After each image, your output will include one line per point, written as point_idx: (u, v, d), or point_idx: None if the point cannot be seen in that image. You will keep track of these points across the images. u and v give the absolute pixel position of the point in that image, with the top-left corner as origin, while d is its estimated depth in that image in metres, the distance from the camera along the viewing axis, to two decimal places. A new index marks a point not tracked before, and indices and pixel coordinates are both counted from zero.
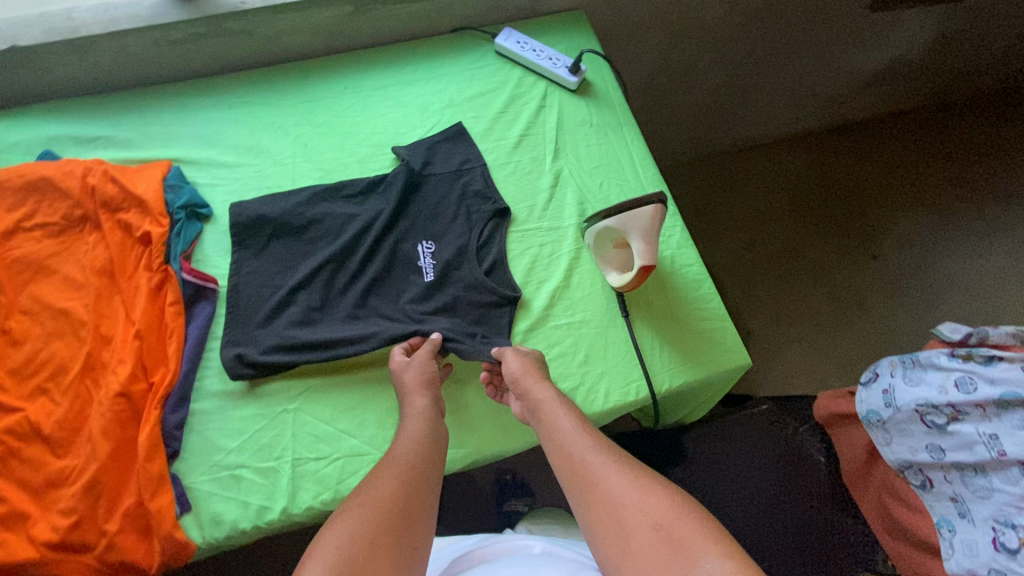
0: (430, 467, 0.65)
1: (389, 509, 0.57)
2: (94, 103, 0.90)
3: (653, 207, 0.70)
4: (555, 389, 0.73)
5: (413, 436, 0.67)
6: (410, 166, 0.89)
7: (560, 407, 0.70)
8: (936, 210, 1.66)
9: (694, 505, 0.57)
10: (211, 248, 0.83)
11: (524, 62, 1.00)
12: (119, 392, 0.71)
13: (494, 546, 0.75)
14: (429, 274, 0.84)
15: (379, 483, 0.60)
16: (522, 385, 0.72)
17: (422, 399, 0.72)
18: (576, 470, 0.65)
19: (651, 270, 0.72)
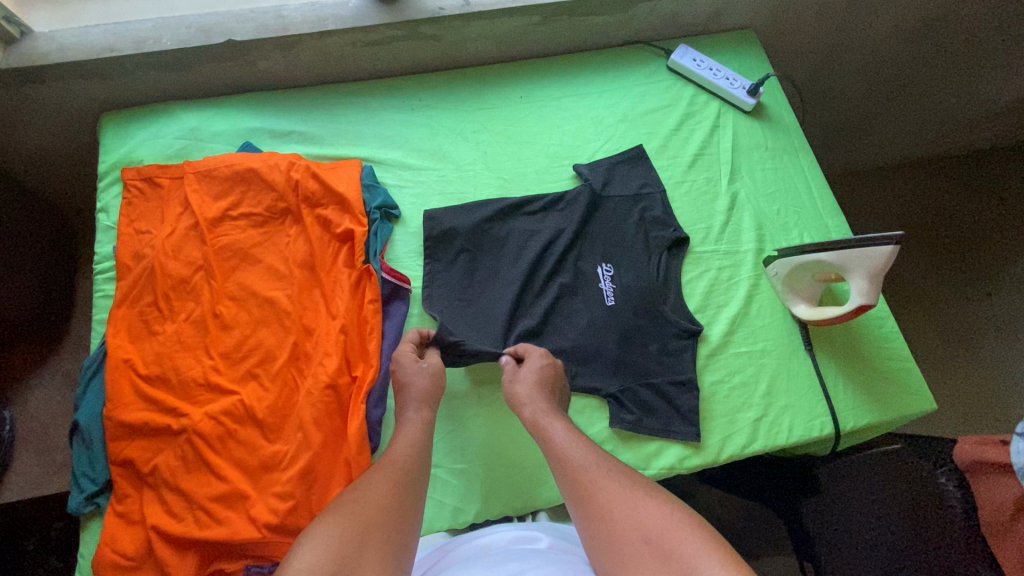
0: (418, 477, 0.62)
1: (371, 511, 0.54)
2: (288, 99, 0.94)
3: (891, 250, 0.68)
4: (551, 398, 0.72)
5: (407, 445, 0.65)
6: (592, 186, 0.90)
7: (554, 419, 0.69)
8: None
9: (693, 514, 0.54)
10: (402, 249, 0.85)
11: (698, 80, 0.99)
12: (328, 384, 0.74)
13: (500, 534, 0.66)
14: (610, 299, 0.84)
15: (366, 484, 0.58)
16: (516, 398, 0.71)
17: (423, 412, 0.70)
18: (573, 483, 0.62)
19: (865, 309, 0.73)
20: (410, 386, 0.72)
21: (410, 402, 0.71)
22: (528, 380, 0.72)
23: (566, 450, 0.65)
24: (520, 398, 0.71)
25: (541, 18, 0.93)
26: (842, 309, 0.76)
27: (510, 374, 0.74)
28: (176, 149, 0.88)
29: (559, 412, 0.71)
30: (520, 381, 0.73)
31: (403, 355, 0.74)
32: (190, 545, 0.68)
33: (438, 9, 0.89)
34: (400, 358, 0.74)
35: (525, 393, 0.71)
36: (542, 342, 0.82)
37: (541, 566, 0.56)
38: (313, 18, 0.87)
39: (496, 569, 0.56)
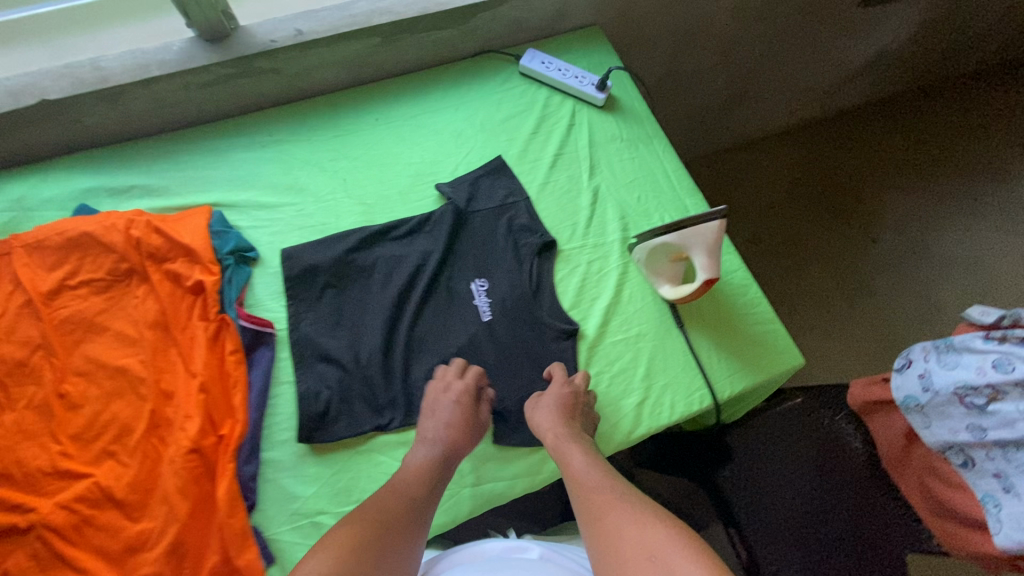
0: (429, 500, 0.67)
1: (381, 536, 0.60)
2: (125, 152, 0.89)
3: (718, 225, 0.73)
4: (571, 421, 0.73)
5: (420, 467, 0.69)
6: (456, 205, 0.89)
7: (571, 445, 0.70)
8: (929, 197, 1.76)
9: (692, 540, 0.54)
10: (263, 292, 0.82)
11: (550, 82, 1.01)
12: (191, 449, 0.70)
13: (491, 546, 0.70)
14: (487, 314, 0.84)
15: (385, 504, 0.63)
16: (537, 422, 0.73)
17: (424, 449, 0.70)
18: (586, 505, 0.63)
19: (713, 282, 0.76)
20: (444, 427, 0.72)
21: (422, 435, 0.72)
22: (559, 405, 0.73)
23: (583, 474, 0.66)
24: (542, 422, 0.73)
25: (381, 39, 0.92)
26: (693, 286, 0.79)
27: (534, 404, 0.76)
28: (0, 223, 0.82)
29: (578, 438, 0.72)
30: (541, 406, 0.75)
31: (441, 377, 0.77)
32: None
33: (270, 42, 0.86)
34: (433, 386, 0.76)
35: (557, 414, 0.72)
36: (422, 366, 0.80)
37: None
38: (133, 65, 0.83)
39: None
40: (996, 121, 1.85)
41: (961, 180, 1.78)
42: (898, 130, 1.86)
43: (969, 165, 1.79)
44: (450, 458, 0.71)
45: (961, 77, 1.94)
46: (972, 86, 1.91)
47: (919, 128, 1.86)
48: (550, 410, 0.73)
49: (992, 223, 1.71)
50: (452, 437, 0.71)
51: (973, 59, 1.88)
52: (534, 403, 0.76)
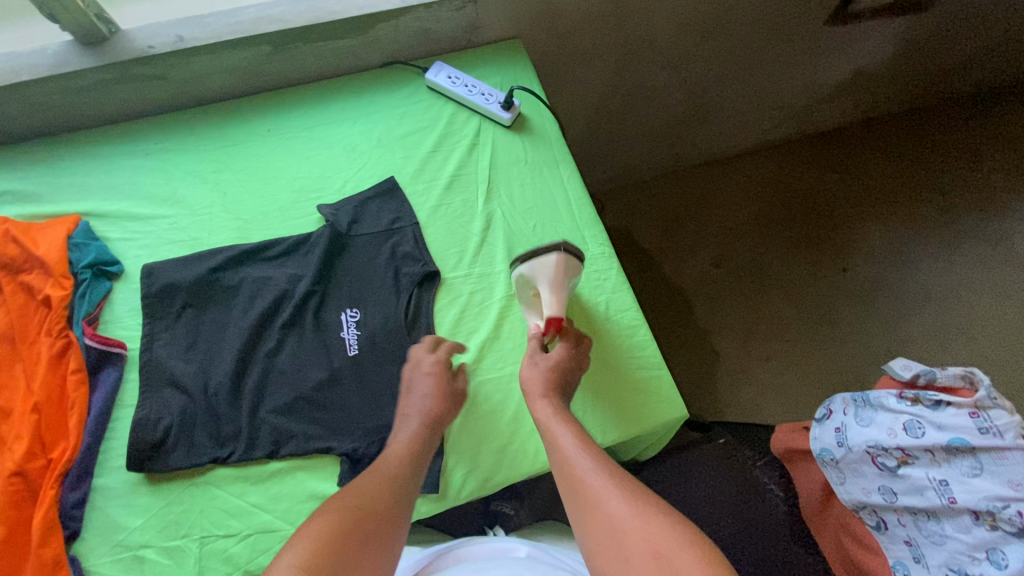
0: (416, 476, 0.66)
1: (366, 522, 0.58)
2: (5, 156, 0.87)
3: (551, 252, 0.75)
4: (561, 399, 0.72)
5: (406, 442, 0.68)
6: (335, 228, 0.85)
7: (559, 423, 0.68)
8: (906, 225, 1.67)
9: (694, 532, 0.55)
10: (120, 308, 0.79)
11: (456, 97, 0.96)
12: (13, 472, 0.68)
13: (480, 546, 0.77)
14: (353, 348, 0.79)
15: (362, 490, 0.61)
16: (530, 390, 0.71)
17: (414, 425, 0.70)
18: (578, 489, 0.62)
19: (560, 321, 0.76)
20: (422, 397, 0.72)
21: (409, 409, 0.72)
22: (551, 372, 0.73)
23: (573, 458, 0.64)
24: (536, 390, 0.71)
25: (271, 48, 0.89)
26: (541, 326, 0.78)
27: (413, 376, 0.74)
28: None
29: (568, 415, 0.70)
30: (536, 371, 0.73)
31: (425, 361, 0.75)
32: None
33: (148, 48, 0.83)
34: (417, 366, 0.75)
35: (544, 385, 0.72)
36: (272, 403, 0.75)
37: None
38: (5, 69, 0.81)
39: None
40: (982, 149, 1.75)
41: (940, 209, 1.68)
42: (879, 155, 1.77)
43: (950, 193, 1.70)
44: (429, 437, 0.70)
45: (948, 101, 1.84)
46: (960, 111, 1.82)
47: (901, 154, 1.77)
48: (543, 379, 0.73)
49: (971, 258, 1.60)
50: (429, 407, 0.71)
51: (961, 82, 1.78)
52: (431, 370, 0.74)
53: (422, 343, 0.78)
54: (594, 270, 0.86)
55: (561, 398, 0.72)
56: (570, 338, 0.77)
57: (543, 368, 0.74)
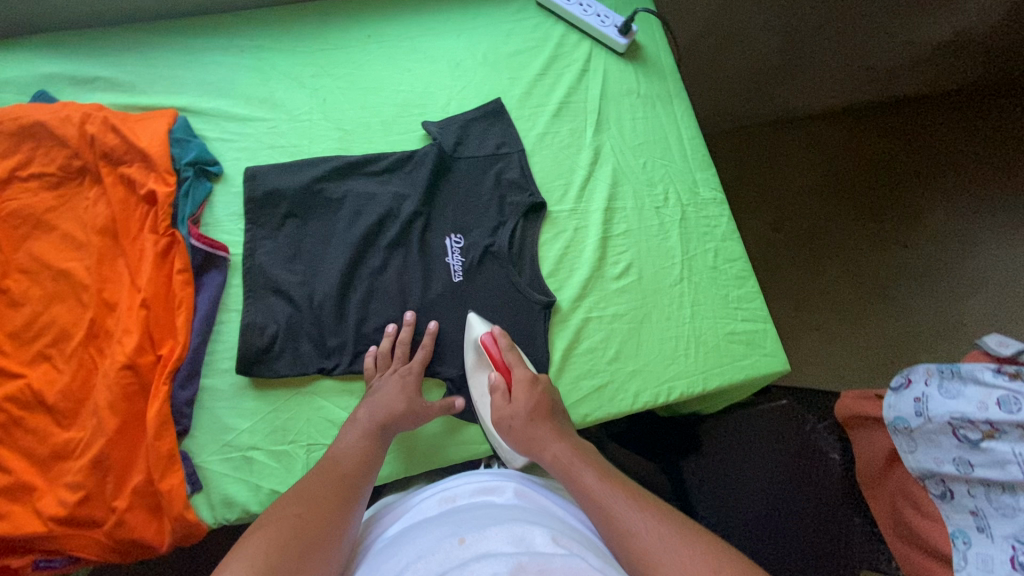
0: (368, 475, 0.61)
1: (314, 516, 0.52)
2: (92, 39, 0.82)
3: (470, 313, 0.75)
4: (564, 434, 0.66)
5: (353, 447, 0.63)
6: (441, 146, 0.81)
7: (586, 469, 0.61)
8: (1000, 208, 1.45)
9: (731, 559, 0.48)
10: (222, 212, 0.77)
11: (568, 18, 0.90)
12: (125, 365, 0.67)
13: (463, 486, 0.63)
14: (457, 274, 0.77)
15: (305, 490, 0.56)
16: (527, 444, 0.66)
17: (367, 413, 0.66)
18: (602, 516, 0.55)
19: (496, 339, 0.71)
20: (379, 395, 0.67)
21: (363, 402, 0.67)
22: (522, 426, 0.65)
23: (583, 475, 0.60)
24: (520, 439, 0.66)
25: None
26: (507, 357, 0.70)
27: (379, 381, 0.69)
28: None
29: (587, 456, 0.63)
30: (509, 417, 0.67)
31: (381, 356, 0.71)
32: None
33: None
34: (380, 367, 0.71)
35: (528, 436, 0.65)
36: (376, 320, 0.75)
37: (505, 522, 0.51)
38: None
39: (457, 530, 0.51)
40: None
41: None
42: (973, 125, 1.54)
43: None
44: (384, 426, 0.65)
45: None
46: None
47: (1008, 126, 1.53)
48: (507, 423, 0.67)
49: None
50: (391, 407, 0.66)
51: None
52: (400, 371, 0.70)
53: (387, 329, 0.73)
54: (704, 215, 0.84)
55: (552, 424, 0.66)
56: (522, 373, 0.69)
57: (510, 418, 0.67)
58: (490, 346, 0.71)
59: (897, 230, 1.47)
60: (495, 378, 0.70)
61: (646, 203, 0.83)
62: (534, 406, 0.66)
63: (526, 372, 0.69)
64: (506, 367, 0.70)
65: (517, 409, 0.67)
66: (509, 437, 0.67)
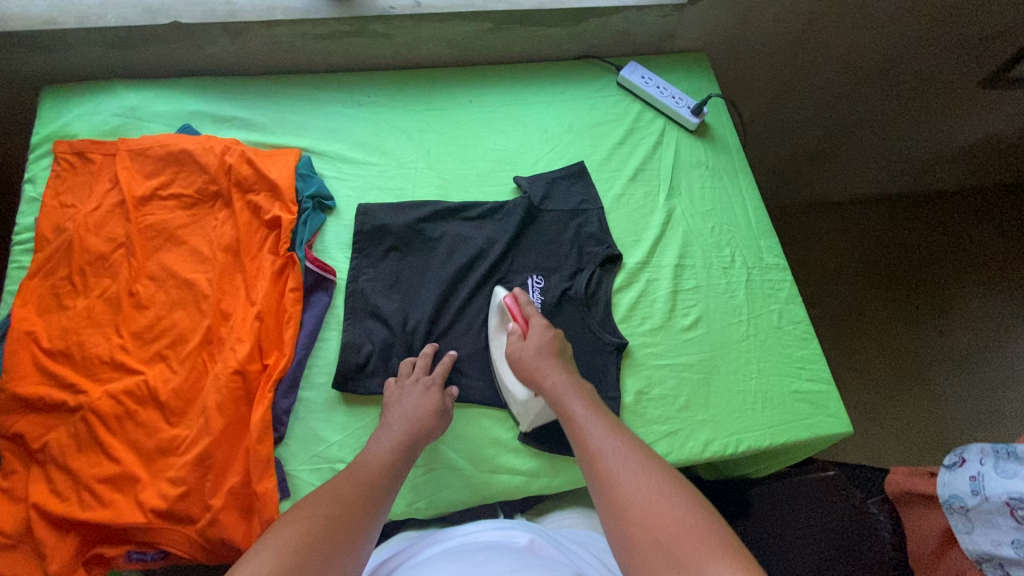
0: (393, 485, 0.63)
1: (341, 518, 0.54)
2: (233, 85, 0.94)
3: (493, 286, 0.82)
4: (570, 374, 0.71)
5: (383, 455, 0.64)
6: (530, 199, 0.90)
7: (577, 395, 0.67)
8: None
9: (698, 506, 0.52)
10: (332, 240, 0.84)
11: (645, 97, 1.01)
12: (236, 370, 0.72)
13: (483, 532, 0.65)
14: (538, 312, 0.83)
15: (339, 492, 0.58)
16: (534, 372, 0.70)
17: (395, 428, 0.68)
18: (586, 454, 0.60)
19: (518, 296, 0.78)
20: (407, 405, 0.70)
21: (389, 414, 0.70)
22: (533, 357, 0.72)
23: (583, 419, 0.64)
24: (535, 372, 0.70)
25: (492, 25, 0.95)
26: (528, 307, 0.77)
27: (405, 394, 0.71)
28: (112, 125, 0.88)
29: (584, 393, 0.68)
30: (524, 357, 0.72)
31: (403, 375, 0.74)
32: (70, 527, 0.65)
33: (388, 7, 0.90)
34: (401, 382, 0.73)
35: (535, 368, 0.71)
36: (462, 349, 0.80)
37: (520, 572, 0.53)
38: (262, 6, 0.89)
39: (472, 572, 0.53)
40: None
41: None
42: (1003, 223, 1.62)
43: None
44: (414, 434, 0.67)
45: None
46: None
47: None
48: (520, 359, 0.72)
49: None
50: (421, 417, 0.69)
51: None
52: (424, 381, 0.73)
53: (407, 357, 0.76)
54: (769, 279, 0.90)
55: (565, 364, 0.72)
56: (539, 322, 0.75)
57: (521, 354, 0.72)
58: (511, 305, 0.77)
59: (928, 314, 1.52)
60: (513, 328, 0.76)
61: (714, 263, 0.90)
62: (544, 345, 0.73)
63: (542, 322, 0.76)
64: (524, 320, 0.76)
65: (529, 347, 0.73)
66: (519, 373, 0.72)
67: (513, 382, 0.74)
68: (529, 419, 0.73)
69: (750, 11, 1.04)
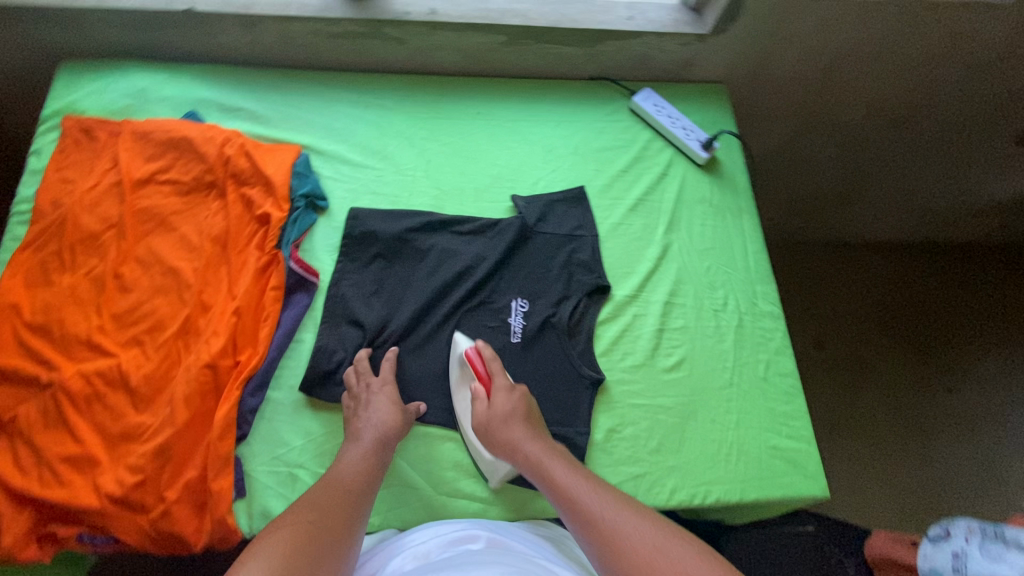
0: (367, 491, 0.64)
1: (323, 529, 0.56)
2: (243, 76, 0.95)
3: (454, 334, 0.80)
4: (542, 436, 0.71)
5: (354, 465, 0.66)
6: (524, 220, 0.89)
7: (558, 461, 0.67)
8: None
9: (691, 543, 0.57)
10: (320, 242, 0.84)
11: (656, 125, 0.99)
12: (207, 364, 0.73)
13: (436, 540, 0.65)
14: (517, 336, 0.82)
15: (317, 503, 0.59)
16: (507, 442, 0.69)
17: (360, 439, 0.68)
18: (575, 515, 0.62)
19: (478, 348, 0.77)
20: (370, 414, 0.70)
21: (352, 427, 0.70)
22: (502, 418, 0.71)
23: (563, 478, 0.65)
24: (512, 440, 0.69)
25: (507, 38, 0.94)
26: (489, 363, 0.75)
27: (366, 401, 0.72)
28: (120, 105, 0.89)
29: (556, 450, 0.69)
30: (495, 422, 0.71)
31: (351, 381, 0.74)
32: (27, 503, 0.66)
33: (403, 13, 0.90)
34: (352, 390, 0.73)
35: (505, 434, 0.70)
36: (436, 366, 0.79)
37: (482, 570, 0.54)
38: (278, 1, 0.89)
39: None
40: None
41: None
42: None
43: None
44: (381, 442, 0.68)
45: None
46: None
47: None
48: (490, 426, 0.71)
49: None
50: (385, 424, 0.69)
51: None
52: (376, 387, 0.73)
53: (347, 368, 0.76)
54: (760, 326, 0.87)
55: (536, 428, 0.72)
56: (501, 381, 0.74)
57: (488, 420, 0.71)
58: (473, 359, 0.76)
59: (933, 372, 1.46)
60: (478, 387, 0.74)
61: (706, 304, 0.87)
62: (511, 407, 0.72)
63: (505, 381, 0.75)
64: (487, 377, 0.75)
65: (496, 412, 0.71)
66: (488, 440, 0.71)
67: (482, 446, 0.73)
68: (499, 475, 0.72)
69: (774, 47, 1.01)
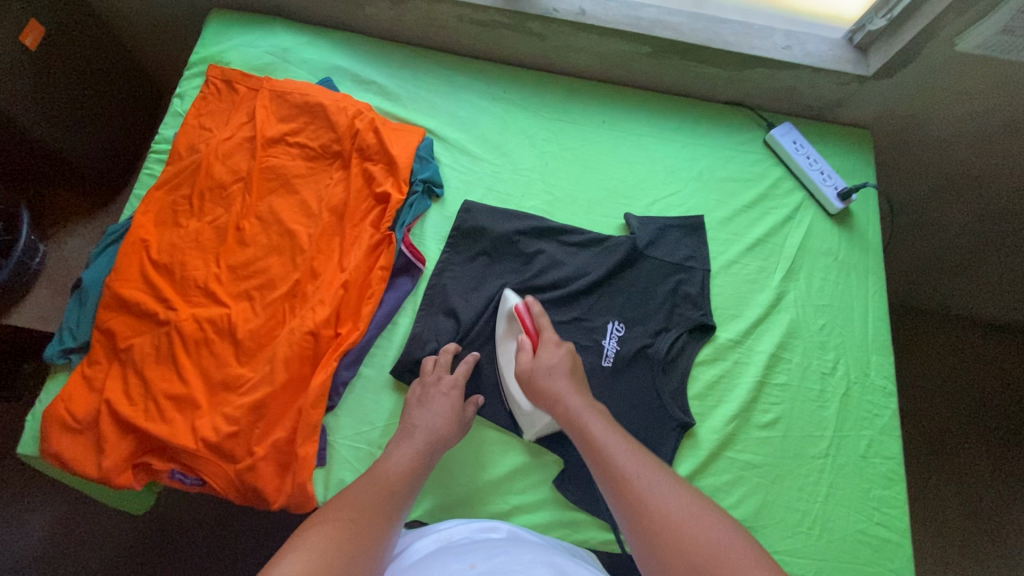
0: (410, 492, 0.63)
1: (362, 520, 0.55)
2: (379, 49, 0.95)
3: (505, 289, 0.79)
4: (585, 394, 0.69)
5: (402, 462, 0.64)
6: (635, 241, 0.85)
7: (596, 417, 0.65)
8: None
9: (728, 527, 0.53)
10: (430, 228, 0.84)
11: (790, 164, 0.93)
12: (310, 332, 0.74)
13: (459, 527, 0.64)
14: (609, 360, 0.79)
15: (360, 499, 0.58)
16: (551, 393, 0.68)
17: (415, 437, 0.67)
18: (606, 471, 0.59)
19: (529, 304, 0.76)
20: (432, 415, 0.69)
21: (409, 420, 0.69)
22: (544, 377, 0.70)
23: (601, 435, 0.63)
24: (555, 392, 0.68)
25: (651, 50, 0.90)
26: (539, 319, 0.75)
27: (429, 396, 0.71)
28: (262, 62, 0.91)
29: (597, 410, 0.66)
30: (537, 377, 0.70)
31: (425, 373, 0.73)
32: (130, 430, 0.70)
33: (551, 10, 0.87)
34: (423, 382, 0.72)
35: (548, 387, 0.69)
36: None
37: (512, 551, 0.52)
38: None
39: (464, 559, 0.52)
40: None
41: None
42: None
43: None
44: (432, 446, 0.67)
45: None
46: None
47: None
48: (529, 380, 0.70)
49: None
50: (440, 432, 0.68)
51: None
52: (445, 389, 0.72)
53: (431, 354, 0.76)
54: (869, 400, 0.81)
55: (581, 387, 0.70)
56: (550, 336, 0.74)
57: (532, 372, 0.71)
58: (522, 314, 0.75)
59: None
60: (523, 339, 0.74)
61: (813, 365, 0.82)
62: (555, 362, 0.71)
63: (553, 336, 0.74)
64: (535, 332, 0.75)
65: (540, 364, 0.71)
66: (528, 390, 0.71)
67: (522, 394, 0.73)
68: (534, 429, 0.72)
69: (938, 100, 0.92)
